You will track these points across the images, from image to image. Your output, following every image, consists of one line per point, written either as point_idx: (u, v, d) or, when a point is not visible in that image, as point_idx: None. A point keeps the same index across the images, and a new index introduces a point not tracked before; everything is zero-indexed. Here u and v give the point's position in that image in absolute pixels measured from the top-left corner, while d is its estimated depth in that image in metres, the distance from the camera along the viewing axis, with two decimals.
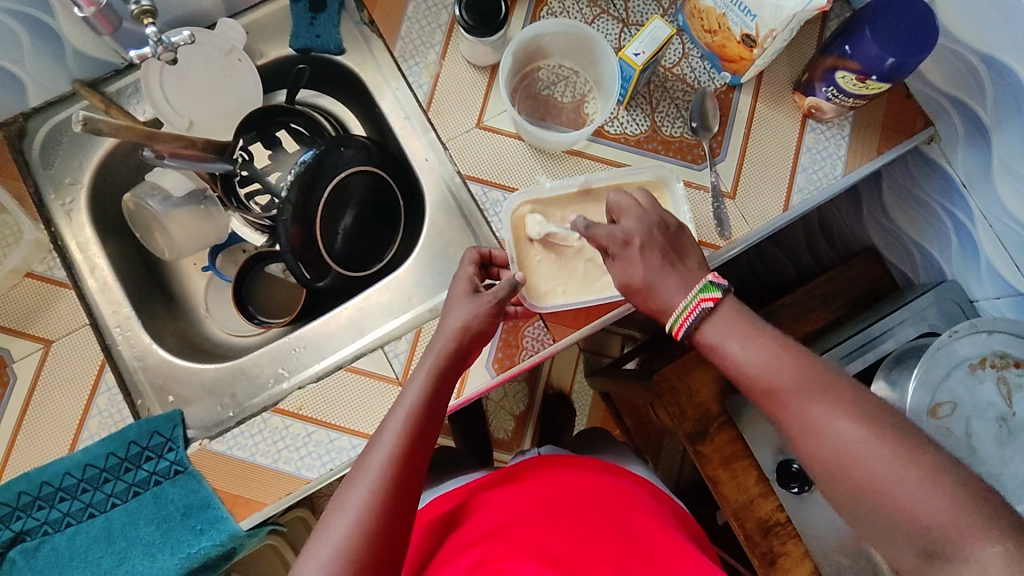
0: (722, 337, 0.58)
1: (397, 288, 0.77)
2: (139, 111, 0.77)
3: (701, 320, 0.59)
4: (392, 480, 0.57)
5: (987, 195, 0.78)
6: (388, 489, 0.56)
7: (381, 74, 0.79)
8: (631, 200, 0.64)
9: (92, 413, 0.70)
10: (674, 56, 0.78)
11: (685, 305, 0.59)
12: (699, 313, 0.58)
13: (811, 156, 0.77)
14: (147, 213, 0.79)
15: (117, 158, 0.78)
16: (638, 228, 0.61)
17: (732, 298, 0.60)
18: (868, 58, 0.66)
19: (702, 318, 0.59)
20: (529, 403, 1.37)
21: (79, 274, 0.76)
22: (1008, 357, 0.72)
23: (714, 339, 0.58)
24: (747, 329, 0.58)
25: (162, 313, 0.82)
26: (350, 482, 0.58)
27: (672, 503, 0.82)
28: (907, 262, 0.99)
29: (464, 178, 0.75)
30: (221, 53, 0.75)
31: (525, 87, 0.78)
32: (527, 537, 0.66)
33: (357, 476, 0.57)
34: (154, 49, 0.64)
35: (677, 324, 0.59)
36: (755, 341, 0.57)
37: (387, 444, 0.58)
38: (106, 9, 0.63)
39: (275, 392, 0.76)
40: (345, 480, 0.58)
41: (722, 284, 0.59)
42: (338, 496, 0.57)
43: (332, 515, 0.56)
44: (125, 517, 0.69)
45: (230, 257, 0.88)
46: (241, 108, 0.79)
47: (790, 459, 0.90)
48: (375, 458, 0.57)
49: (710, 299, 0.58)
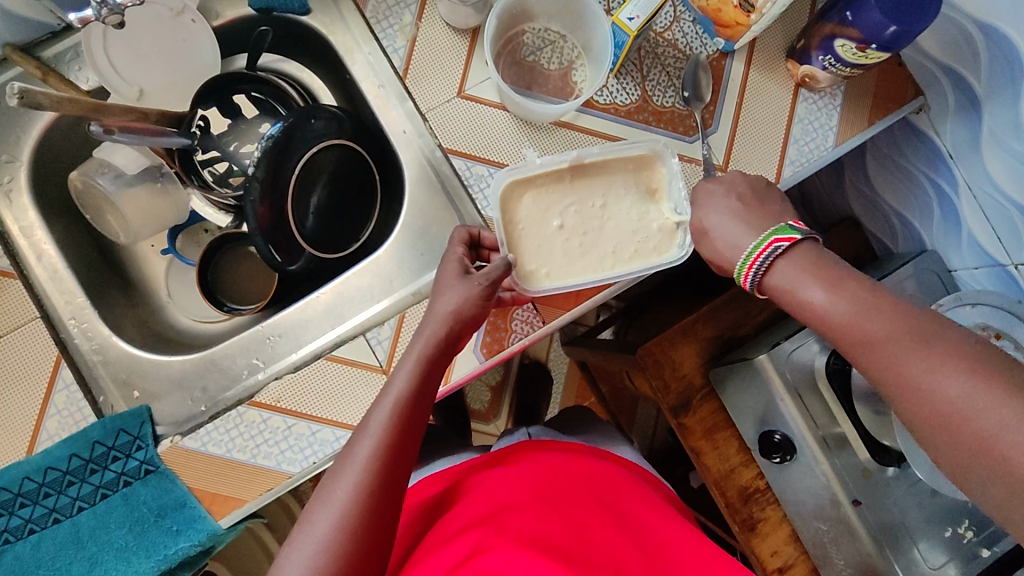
0: (795, 283, 0.54)
1: (377, 271, 0.73)
2: (82, 78, 0.69)
3: (771, 262, 0.56)
4: (378, 474, 0.54)
5: (974, 165, 0.78)
6: (373, 485, 0.53)
7: (352, 37, 0.72)
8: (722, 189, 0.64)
9: (51, 413, 0.65)
10: (665, 20, 0.74)
11: (755, 246, 0.57)
12: (770, 254, 0.55)
13: (803, 128, 0.74)
14: (97, 193, 0.72)
15: (59, 132, 0.71)
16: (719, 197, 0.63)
17: (814, 244, 0.55)
18: (869, 26, 0.63)
19: (774, 258, 0.56)
20: (505, 373, 1.35)
21: (24, 262, 0.70)
22: (990, 329, 0.73)
23: (785, 282, 0.54)
24: (832, 277, 0.52)
25: (120, 299, 0.77)
26: (332, 475, 0.55)
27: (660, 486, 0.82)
28: (887, 232, 0.99)
29: (446, 152, 0.70)
30: (172, 13, 0.69)
31: (509, 52, 0.73)
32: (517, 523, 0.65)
33: (340, 469, 0.54)
34: (97, 13, 0.57)
35: (744, 268, 0.58)
36: (839, 287, 0.52)
37: (372, 436, 0.55)
38: None
39: (249, 384, 0.71)
40: (328, 471, 0.55)
41: (802, 229, 0.56)
42: (319, 490, 0.54)
43: (315, 510, 0.53)
44: (94, 521, 0.65)
45: (191, 237, 0.82)
46: (196, 75, 0.74)
47: (773, 429, 0.88)
48: (359, 451, 0.54)
49: (784, 240, 0.55)
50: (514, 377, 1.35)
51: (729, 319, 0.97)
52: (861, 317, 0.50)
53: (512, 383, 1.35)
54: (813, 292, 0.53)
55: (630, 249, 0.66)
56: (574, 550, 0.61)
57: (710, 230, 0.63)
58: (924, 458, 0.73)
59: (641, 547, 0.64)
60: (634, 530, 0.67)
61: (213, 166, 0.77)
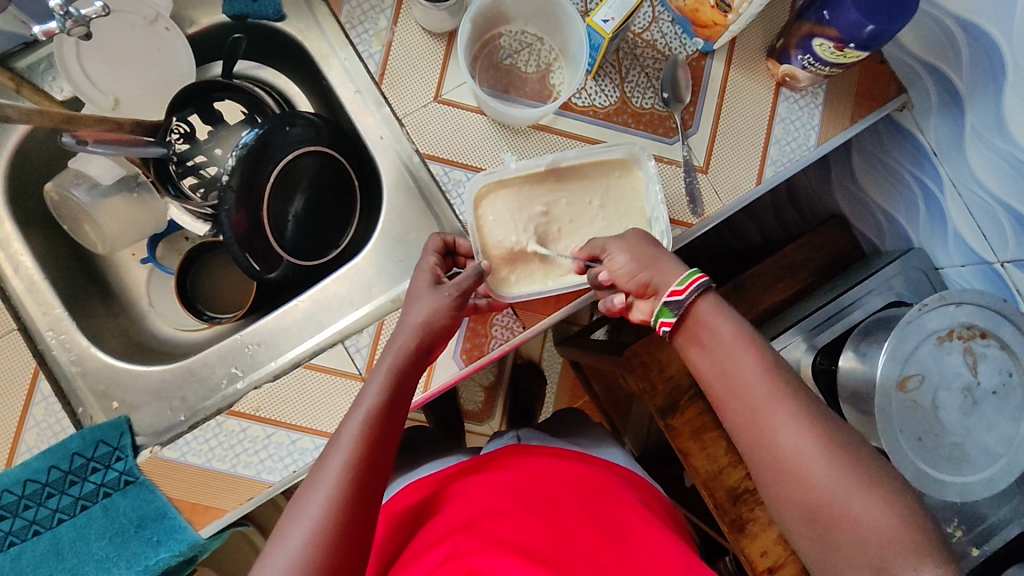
0: (707, 321, 0.59)
1: (355, 277, 0.73)
2: (55, 89, 0.69)
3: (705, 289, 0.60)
4: (351, 486, 0.53)
5: (957, 162, 0.77)
6: (347, 498, 0.53)
7: (327, 43, 0.72)
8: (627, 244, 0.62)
9: (29, 425, 0.65)
10: (643, 21, 0.73)
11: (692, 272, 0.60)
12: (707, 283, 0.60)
13: (784, 127, 0.74)
14: (73, 205, 0.72)
15: (35, 143, 0.71)
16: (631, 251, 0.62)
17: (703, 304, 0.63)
18: (846, 25, 0.63)
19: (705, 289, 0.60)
20: (498, 374, 1.34)
21: (1, 274, 0.70)
22: (975, 328, 0.74)
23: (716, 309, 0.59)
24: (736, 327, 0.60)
25: (99, 309, 0.76)
26: (306, 489, 0.54)
27: (648, 488, 0.82)
28: (873, 229, 0.98)
29: (423, 158, 0.70)
30: (146, 21, 0.69)
31: (486, 56, 0.72)
32: (497, 532, 0.64)
33: (313, 483, 0.53)
34: (62, 25, 0.56)
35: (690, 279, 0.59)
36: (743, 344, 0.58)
37: (344, 449, 0.54)
38: None
39: (229, 393, 0.71)
40: (301, 486, 0.54)
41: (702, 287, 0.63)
42: (293, 505, 0.53)
43: (288, 525, 0.52)
44: (74, 532, 0.65)
45: (171, 246, 0.82)
46: (172, 83, 0.73)
47: None
48: (333, 464, 0.54)
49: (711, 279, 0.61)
50: (507, 377, 1.35)
51: None
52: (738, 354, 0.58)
53: (505, 384, 1.35)
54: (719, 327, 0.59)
55: None
56: (554, 558, 0.62)
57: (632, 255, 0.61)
58: (909, 459, 0.72)
59: (622, 553, 0.64)
60: (617, 536, 0.67)
61: (199, 171, 0.75)
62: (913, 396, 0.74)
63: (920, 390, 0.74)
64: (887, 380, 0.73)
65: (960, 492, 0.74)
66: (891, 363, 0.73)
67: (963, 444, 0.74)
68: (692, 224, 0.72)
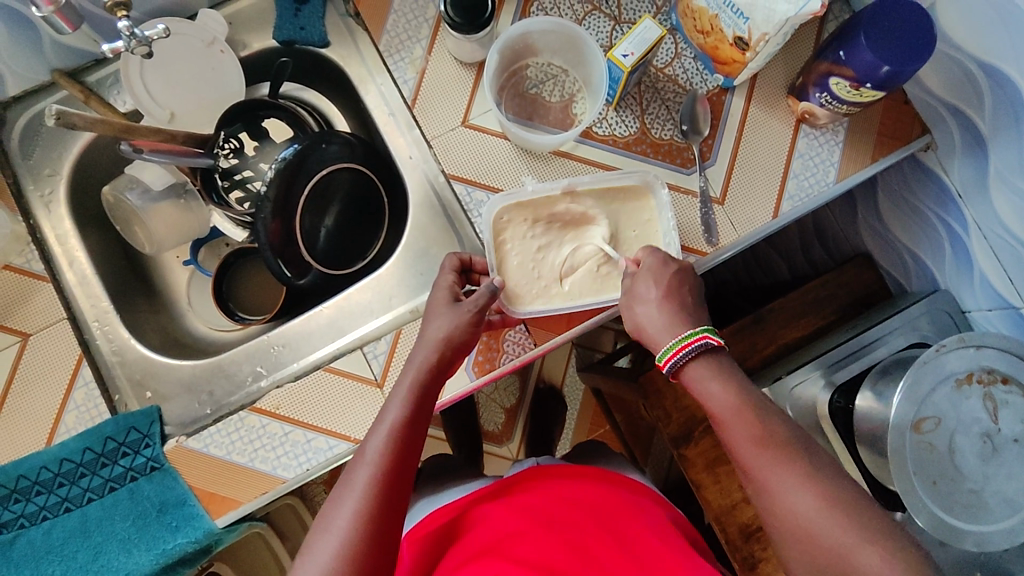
0: (699, 383, 0.59)
1: (378, 288, 0.77)
2: (120, 101, 0.76)
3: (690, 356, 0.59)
4: (377, 499, 0.54)
5: (982, 206, 0.77)
6: (372, 511, 0.54)
7: (367, 69, 0.77)
8: (656, 259, 0.64)
9: (69, 408, 0.70)
10: (666, 56, 0.76)
11: (677, 342, 0.59)
12: (692, 349, 0.59)
13: (804, 163, 0.75)
14: (126, 207, 0.79)
15: (96, 151, 0.78)
16: (649, 259, 0.65)
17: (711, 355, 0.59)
18: (863, 66, 0.64)
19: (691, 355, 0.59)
20: (520, 396, 1.32)
21: (58, 267, 0.76)
22: (995, 374, 0.72)
23: (699, 376, 0.59)
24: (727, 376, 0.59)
25: (143, 305, 0.82)
26: (332, 502, 0.55)
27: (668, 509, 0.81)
28: (900, 270, 0.97)
29: (448, 178, 0.74)
30: (203, 44, 0.76)
31: (513, 85, 0.77)
32: (519, 553, 0.65)
33: (340, 496, 0.55)
34: (127, 44, 0.63)
35: (672, 351, 0.60)
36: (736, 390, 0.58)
37: (369, 464, 0.56)
38: (67, 9, 0.62)
39: (253, 390, 0.76)
40: (327, 501, 0.56)
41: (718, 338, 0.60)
42: (320, 518, 0.55)
43: (316, 539, 0.53)
44: (101, 512, 0.69)
45: (213, 250, 0.88)
46: (223, 100, 0.79)
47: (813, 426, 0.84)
48: (358, 478, 0.55)
49: (713, 338, 0.59)
50: (529, 400, 1.32)
51: (735, 350, 0.93)
52: (735, 421, 0.56)
53: (527, 406, 1.32)
54: (710, 395, 0.58)
55: (608, 281, 0.69)
56: None
57: (635, 283, 0.64)
58: (923, 505, 0.71)
59: (644, 572, 0.63)
60: (639, 552, 0.65)
61: (247, 185, 0.81)
62: (928, 438, 0.72)
63: (935, 433, 0.72)
64: (902, 420, 0.71)
65: (976, 542, 0.72)
66: (906, 405, 0.71)
67: (981, 491, 0.72)
68: (707, 252, 0.73)
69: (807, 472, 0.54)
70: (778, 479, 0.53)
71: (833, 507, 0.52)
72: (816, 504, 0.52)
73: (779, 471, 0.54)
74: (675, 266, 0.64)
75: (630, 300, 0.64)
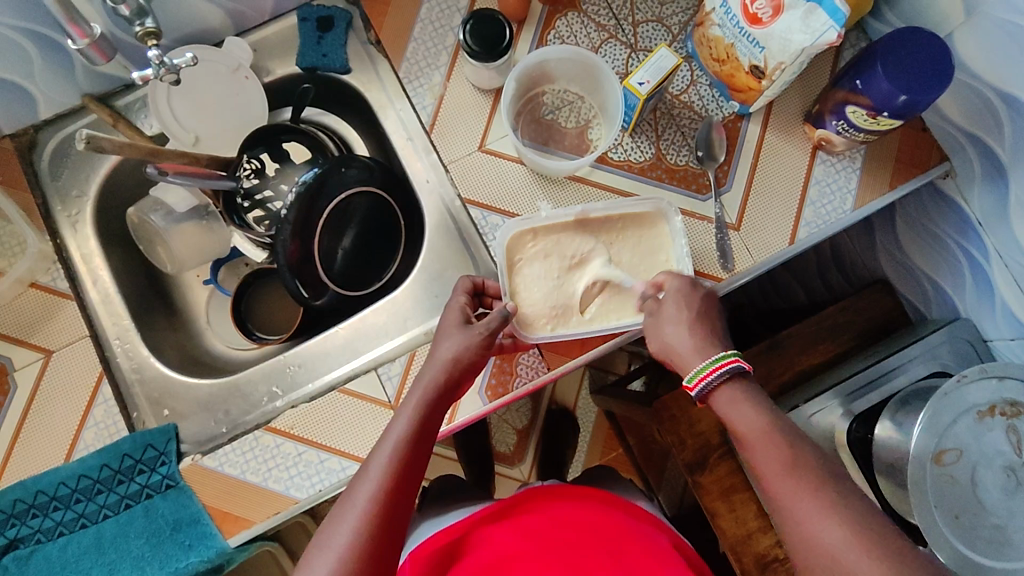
0: (732, 408, 0.57)
1: (393, 310, 0.77)
2: (145, 125, 0.79)
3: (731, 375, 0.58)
4: (378, 519, 0.54)
5: (1002, 233, 0.75)
6: (371, 531, 0.53)
7: (386, 94, 0.79)
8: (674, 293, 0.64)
9: (89, 425, 0.71)
10: (682, 83, 0.77)
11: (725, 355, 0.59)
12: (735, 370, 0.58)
13: (820, 190, 0.75)
14: (150, 228, 0.81)
15: (122, 173, 0.80)
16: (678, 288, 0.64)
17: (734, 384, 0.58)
18: (879, 94, 0.64)
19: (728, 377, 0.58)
20: (532, 418, 1.31)
21: (82, 285, 0.78)
22: (1018, 406, 0.71)
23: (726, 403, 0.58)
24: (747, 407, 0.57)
25: (162, 323, 0.84)
26: (333, 519, 0.55)
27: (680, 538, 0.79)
28: (920, 297, 0.95)
29: (464, 202, 0.75)
30: (229, 70, 0.78)
31: (529, 111, 0.78)
32: None
33: (340, 513, 0.55)
34: (157, 72, 0.65)
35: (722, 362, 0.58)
36: (753, 418, 0.57)
37: (372, 481, 0.55)
38: (102, 41, 0.65)
39: (268, 409, 0.77)
40: (329, 517, 0.56)
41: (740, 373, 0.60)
42: (320, 534, 0.55)
43: (314, 555, 0.53)
44: (116, 529, 0.70)
45: (232, 271, 0.90)
46: (246, 125, 0.82)
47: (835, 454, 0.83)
48: (361, 495, 0.55)
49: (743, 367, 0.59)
50: (542, 422, 1.31)
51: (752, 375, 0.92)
52: (750, 452, 0.56)
53: (539, 429, 1.31)
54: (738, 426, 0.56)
55: (619, 308, 0.69)
56: None
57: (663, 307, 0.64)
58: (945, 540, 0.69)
59: None
60: None
61: (266, 206, 0.82)
62: (949, 471, 0.70)
63: (957, 465, 0.70)
64: (921, 451, 0.70)
65: None
66: (925, 436, 0.70)
67: (1006, 526, 0.70)
68: (723, 277, 0.73)
69: (825, 503, 0.52)
70: (797, 505, 0.53)
71: (858, 539, 0.50)
72: (838, 536, 0.51)
73: (796, 501, 0.53)
74: (701, 291, 0.65)
75: (656, 324, 0.64)
